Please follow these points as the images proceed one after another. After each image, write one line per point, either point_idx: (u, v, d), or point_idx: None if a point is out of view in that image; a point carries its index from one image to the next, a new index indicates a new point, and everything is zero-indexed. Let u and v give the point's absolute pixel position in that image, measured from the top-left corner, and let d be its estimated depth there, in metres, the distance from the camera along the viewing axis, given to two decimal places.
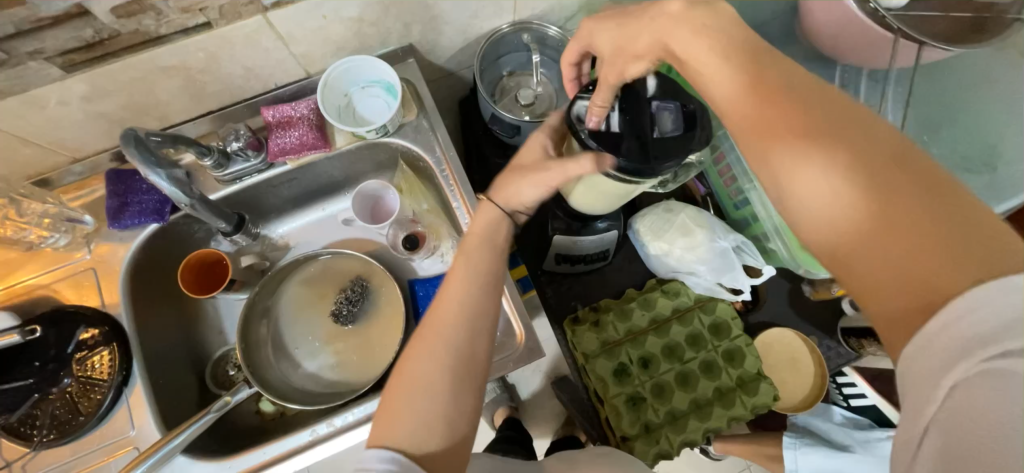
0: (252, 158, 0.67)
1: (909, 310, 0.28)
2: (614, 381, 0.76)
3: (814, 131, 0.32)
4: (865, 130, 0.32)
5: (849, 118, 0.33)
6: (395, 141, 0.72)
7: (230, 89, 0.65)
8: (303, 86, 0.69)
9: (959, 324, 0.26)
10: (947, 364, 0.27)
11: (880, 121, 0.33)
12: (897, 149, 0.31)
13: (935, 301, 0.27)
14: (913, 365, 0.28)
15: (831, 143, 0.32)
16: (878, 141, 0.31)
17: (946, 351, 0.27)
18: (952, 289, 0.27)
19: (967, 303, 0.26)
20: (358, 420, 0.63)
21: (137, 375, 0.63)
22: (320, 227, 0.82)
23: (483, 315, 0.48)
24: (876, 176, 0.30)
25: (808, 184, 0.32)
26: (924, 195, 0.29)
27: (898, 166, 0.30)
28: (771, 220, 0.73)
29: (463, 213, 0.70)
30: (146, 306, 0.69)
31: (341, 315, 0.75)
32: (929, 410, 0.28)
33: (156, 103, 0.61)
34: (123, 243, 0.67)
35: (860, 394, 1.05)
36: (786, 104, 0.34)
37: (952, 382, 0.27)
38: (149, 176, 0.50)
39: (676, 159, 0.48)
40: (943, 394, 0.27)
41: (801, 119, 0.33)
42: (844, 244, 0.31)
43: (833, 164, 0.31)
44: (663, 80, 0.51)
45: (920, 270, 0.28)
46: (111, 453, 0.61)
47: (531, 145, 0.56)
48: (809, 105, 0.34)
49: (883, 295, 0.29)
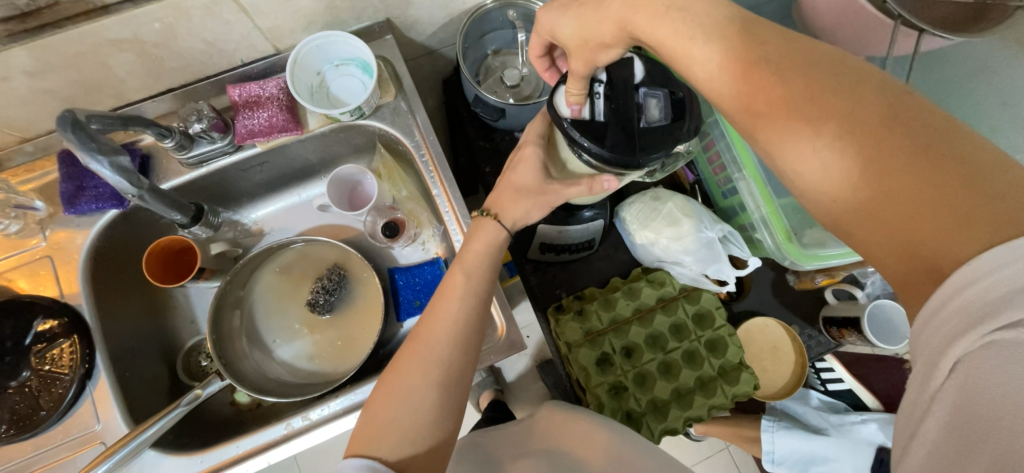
0: (217, 140, 0.62)
1: (920, 275, 0.27)
2: (596, 371, 0.75)
3: (793, 101, 0.32)
4: (857, 93, 0.31)
5: (839, 77, 0.32)
6: (372, 124, 0.68)
7: (191, 65, 0.60)
8: (272, 63, 0.64)
9: (961, 296, 0.25)
10: (952, 338, 0.25)
11: (875, 74, 0.31)
12: (890, 108, 0.29)
13: (941, 266, 0.26)
14: (920, 340, 0.27)
15: (820, 117, 0.31)
16: (869, 103, 0.30)
17: (949, 323, 0.25)
18: (956, 256, 0.26)
19: (971, 271, 0.25)
20: (334, 413, 0.62)
21: (101, 367, 0.61)
22: (296, 212, 0.79)
23: (474, 331, 0.49)
24: (872, 144, 0.29)
25: (799, 158, 0.32)
26: (923, 156, 0.27)
27: (891, 128, 0.29)
28: (757, 210, 0.71)
29: (444, 202, 0.67)
30: (110, 295, 0.66)
31: (317, 304, 0.73)
32: (934, 386, 0.27)
33: (109, 79, 0.57)
34: (82, 229, 0.63)
35: (837, 379, 1.10)
36: (770, 78, 0.34)
37: (954, 359, 0.25)
38: (89, 163, 0.46)
39: (665, 148, 0.46)
40: (948, 370, 0.26)
41: (788, 93, 0.33)
42: (852, 218, 0.30)
43: (821, 135, 0.31)
44: (651, 67, 0.50)
45: (925, 237, 0.27)
46: (76, 449, 0.58)
47: (524, 161, 0.53)
48: (796, 73, 0.33)
49: (893, 266, 0.29)
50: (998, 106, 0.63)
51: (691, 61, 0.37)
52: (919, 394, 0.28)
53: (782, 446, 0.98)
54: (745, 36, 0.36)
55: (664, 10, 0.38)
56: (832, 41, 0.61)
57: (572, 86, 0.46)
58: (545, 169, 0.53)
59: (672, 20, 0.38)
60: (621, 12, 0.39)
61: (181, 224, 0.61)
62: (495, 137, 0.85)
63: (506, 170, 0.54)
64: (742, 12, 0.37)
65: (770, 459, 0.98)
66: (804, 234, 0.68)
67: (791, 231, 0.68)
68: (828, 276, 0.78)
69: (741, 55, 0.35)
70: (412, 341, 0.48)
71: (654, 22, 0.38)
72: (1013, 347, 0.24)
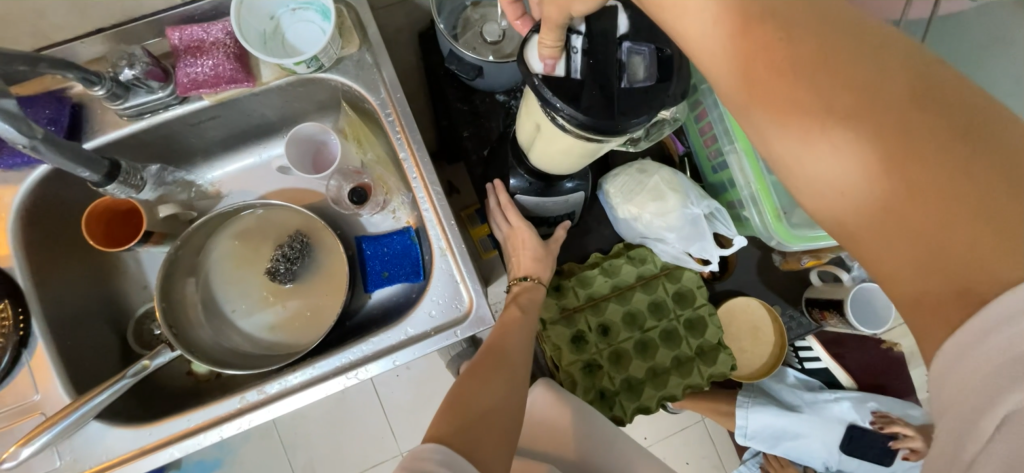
0: (157, 90, 0.56)
1: (943, 296, 0.25)
2: (570, 349, 0.73)
3: (802, 72, 0.28)
4: (879, 62, 0.27)
5: (855, 46, 0.28)
6: (333, 78, 0.62)
7: (120, 2, 0.53)
8: (218, 4, 0.57)
9: (1004, 333, 0.23)
10: (998, 389, 0.23)
11: (894, 47, 0.28)
12: (917, 88, 0.27)
13: (973, 287, 0.24)
14: (950, 387, 0.25)
15: (836, 88, 0.28)
16: (891, 73, 0.27)
17: (990, 367, 0.23)
18: (994, 277, 0.24)
19: (1012, 304, 0.23)
20: (289, 388, 0.59)
21: (37, 334, 0.57)
22: (255, 174, 0.74)
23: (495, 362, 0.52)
24: (897, 124, 0.26)
25: (807, 145, 0.29)
26: (955, 149, 0.25)
27: (918, 106, 0.26)
28: (747, 187, 0.67)
29: (412, 167, 0.62)
30: (47, 258, 0.61)
31: (278, 273, 0.68)
32: (975, 447, 0.24)
33: (25, 15, 0.50)
34: (8, 186, 0.57)
35: (814, 358, 1.07)
36: (777, 38, 0.29)
37: (1003, 414, 0.23)
38: None
39: (649, 114, 0.42)
40: (994, 428, 0.23)
41: (797, 59, 0.29)
42: (862, 214, 0.28)
43: (833, 119, 0.28)
44: (637, 18, 0.44)
45: (953, 242, 0.25)
46: (16, 419, 0.55)
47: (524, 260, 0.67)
48: (808, 33, 0.29)
49: (906, 276, 0.27)
50: None
51: (681, 11, 0.32)
52: (956, 453, 0.25)
53: (755, 421, 0.99)
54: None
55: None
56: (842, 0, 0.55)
57: (547, 36, 0.40)
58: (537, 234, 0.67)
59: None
60: None
61: (90, 182, 0.54)
62: (474, 99, 0.79)
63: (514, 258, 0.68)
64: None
65: (742, 434, 0.99)
66: (793, 214, 0.64)
67: (781, 210, 0.64)
68: (815, 258, 0.75)
69: (744, 8, 0.30)
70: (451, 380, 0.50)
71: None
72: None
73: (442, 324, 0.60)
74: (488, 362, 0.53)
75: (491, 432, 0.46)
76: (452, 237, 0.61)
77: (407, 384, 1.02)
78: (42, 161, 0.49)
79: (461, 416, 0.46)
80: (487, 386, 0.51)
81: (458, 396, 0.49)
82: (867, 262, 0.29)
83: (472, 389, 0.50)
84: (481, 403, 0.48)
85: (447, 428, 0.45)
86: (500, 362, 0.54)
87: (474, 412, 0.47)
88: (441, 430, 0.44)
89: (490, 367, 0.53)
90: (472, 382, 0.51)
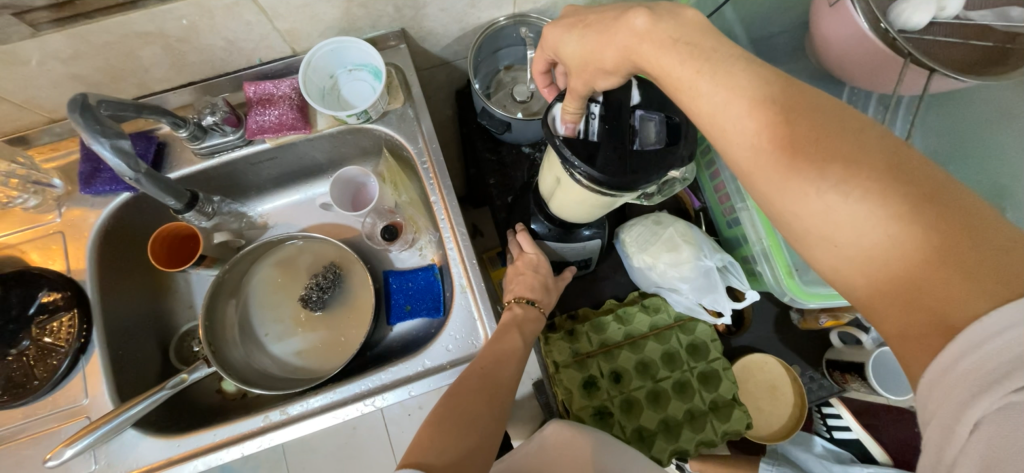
0: (229, 133, 0.65)
1: (924, 326, 0.28)
2: (582, 394, 0.73)
3: (795, 142, 0.32)
4: (860, 140, 0.31)
5: (839, 122, 0.32)
6: (378, 128, 0.70)
7: (211, 61, 0.63)
8: (288, 64, 0.67)
9: (973, 355, 0.26)
10: (969, 400, 0.26)
11: (874, 124, 0.32)
12: (893, 156, 0.30)
13: (948, 318, 0.27)
14: (931, 400, 0.28)
15: (825, 159, 0.31)
16: (871, 150, 0.30)
17: (965, 383, 0.26)
18: (966, 312, 0.27)
19: (981, 330, 0.26)
20: (309, 411, 0.62)
21: (96, 343, 0.63)
22: (300, 209, 0.82)
23: (497, 387, 0.55)
24: (878, 188, 0.29)
25: (803, 203, 0.32)
26: (932, 211, 0.28)
27: (894, 177, 0.29)
28: (759, 243, 0.70)
29: (441, 210, 0.68)
30: (113, 275, 0.68)
31: (310, 300, 0.74)
32: (953, 449, 0.27)
33: (135, 69, 0.60)
34: (95, 209, 0.66)
35: (844, 428, 1.01)
36: (772, 112, 0.33)
37: (975, 419, 0.26)
38: (91, 145, 0.48)
39: (658, 173, 0.46)
40: (968, 431, 0.26)
41: (795, 136, 0.32)
42: (851, 264, 0.31)
43: (826, 181, 0.31)
44: (649, 91, 0.50)
45: (931, 287, 0.28)
46: (63, 420, 0.60)
47: (523, 282, 0.69)
48: (801, 116, 0.33)
49: (890, 314, 0.30)
50: None
51: (696, 92, 0.36)
52: (940, 458, 0.28)
53: None
54: (750, 74, 0.35)
55: (672, 41, 0.37)
56: (844, 75, 0.60)
57: (570, 104, 0.46)
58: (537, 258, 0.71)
59: (678, 50, 0.37)
60: (618, 37, 0.39)
61: (175, 209, 0.62)
62: (501, 150, 0.86)
63: (513, 281, 0.70)
64: (745, 50, 0.36)
65: None
66: (807, 272, 0.65)
67: (793, 267, 0.66)
68: (833, 318, 0.76)
69: (749, 91, 0.34)
70: (451, 400, 0.53)
71: (661, 51, 0.37)
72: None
73: (457, 357, 0.63)
74: (483, 395, 0.54)
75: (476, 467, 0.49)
76: (472, 276, 0.66)
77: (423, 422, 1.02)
78: (139, 190, 0.57)
79: (449, 447, 0.49)
80: (479, 422, 0.52)
81: (454, 426, 0.50)
82: (854, 300, 0.32)
83: (466, 422, 0.51)
84: (476, 433, 0.51)
85: (435, 459, 0.47)
86: (495, 395, 0.55)
87: (471, 436, 0.50)
88: (428, 459, 0.47)
89: (483, 398, 0.54)
90: (466, 415, 0.51)
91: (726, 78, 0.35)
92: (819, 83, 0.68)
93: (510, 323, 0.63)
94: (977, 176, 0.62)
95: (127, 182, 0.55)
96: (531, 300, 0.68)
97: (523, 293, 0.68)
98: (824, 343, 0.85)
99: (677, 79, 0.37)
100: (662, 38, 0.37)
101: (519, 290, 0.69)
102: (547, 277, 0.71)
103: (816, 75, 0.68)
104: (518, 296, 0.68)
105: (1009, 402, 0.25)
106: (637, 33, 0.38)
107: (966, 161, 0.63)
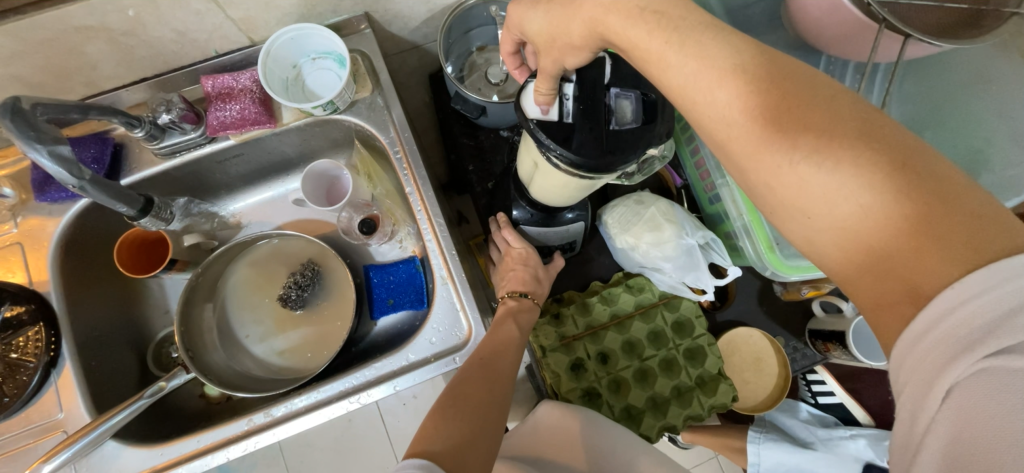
0: (189, 131, 0.62)
1: (896, 294, 0.28)
2: (569, 376, 0.74)
3: (770, 115, 0.31)
4: (833, 108, 0.30)
5: (814, 92, 0.30)
6: (347, 119, 0.68)
7: (162, 55, 0.59)
8: (247, 55, 0.63)
9: (946, 322, 0.25)
10: (944, 365, 0.25)
11: (848, 94, 0.31)
12: (866, 125, 0.29)
13: (919, 286, 0.27)
14: (905, 368, 0.27)
15: (798, 130, 0.30)
16: (844, 118, 0.29)
17: (938, 350, 0.26)
18: (937, 279, 0.26)
19: (952, 297, 0.25)
20: (291, 412, 0.60)
21: (67, 355, 0.61)
22: (273, 206, 0.80)
23: (493, 376, 0.55)
24: (851, 158, 0.28)
25: (781, 179, 0.31)
26: (906, 180, 0.27)
27: (867, 145, 0.28)
28: (740, 218, 0.70)
29: (417, 201, 0.66)
30: (80, 285, 0.66)
31: (289, 300, 0.72)
32: (927, 416, 0.27)
33: (81, 66, 0.56)
34: (53, 217, 0.63)
35: (828, 393, 1.04)
36: (745, 85, 0.32)
37: (947, 386, 0.26)
38: (28, 153, 0.45)
39: (635, 152, 0.45)
40: (943, 397, 0.26)
41: (769, 107, 0.31)
42: (827, 239, 0.30)
43: (799, 155, 0.30)
44: (623, 67, 0.49)
45: (903, 256, 0.27)
46: (40, 436, 0.59)
47: (514, 275, 0.70)
48: (774, 86, 0.31)
49: (864, 284, 0.30)
50: (995, 117, 0.61)
51: (665, 65, 0.35)
52: (913, 426, 0.28)
53: (769, 460, 0.90)
54: (722, 43, 0.33)
55: (638, 11, 0.36)
56: (822, 44, 0.59)
57: (541, 85, 0.44)
58: (529, 250, 0.71)
59: (646, 20, 0.35)
60: (587, 14, 0.38)
61: (128, 215, 0.59)
62: (479, 135, 0.84)
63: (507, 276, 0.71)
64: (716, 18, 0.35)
65: None
66: (787, 245, 0.65)
67: (774, 241, 0.66)
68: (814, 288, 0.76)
69: (720, 62, 0.33)
70: (448, 395, 0.52)
71: (629, 23, 0.36)
72: (1006, 374, 0.24)
73: (440, 348, 0.62)
74: (483, 382, 0.53)
75: (481, 452, 0.47)
76: (453, 266, 0.64)
77: (418, 412, 1.02)
78: (86, 197, 0.54)
79: (452, 432, 0.47)
80: (485, 409, 0.51)
81: (455, 414, 0.49)
82: (828, 271, 0.32)
83: (470, 410, 0.50)
84: (475, 420, 0.49)
85: (440, 444, 0.45)
86: (494, 383, 0.54)
87: (472, 424, 0.49)
88: (431, 447, 0.45)
89: (483, 386, 0.53)
90: (469, 403, 0.51)
91: (698, 50, 0.34)
92: (796, 53, 0.67)
93: (505, 315, 0.65)
94: (956, 139, 0.62)
95: (73, 190, 0.52)
96: (523, 293, 0.69)
97: (516, 286, 0.69)
98: (807, 313, 0.86)
99: (647, 52, 0.36)
100: (628, 8, 0.36)
101: (510, 283, 0.70)
102: (538, 268, 0.71)
103: (792, 44, 0.67)
104: (511, 290, 0.69)
105: (983, 368, 0.25)
106: (602, 4, 0.37)
107: (945, 124, 0.63)
